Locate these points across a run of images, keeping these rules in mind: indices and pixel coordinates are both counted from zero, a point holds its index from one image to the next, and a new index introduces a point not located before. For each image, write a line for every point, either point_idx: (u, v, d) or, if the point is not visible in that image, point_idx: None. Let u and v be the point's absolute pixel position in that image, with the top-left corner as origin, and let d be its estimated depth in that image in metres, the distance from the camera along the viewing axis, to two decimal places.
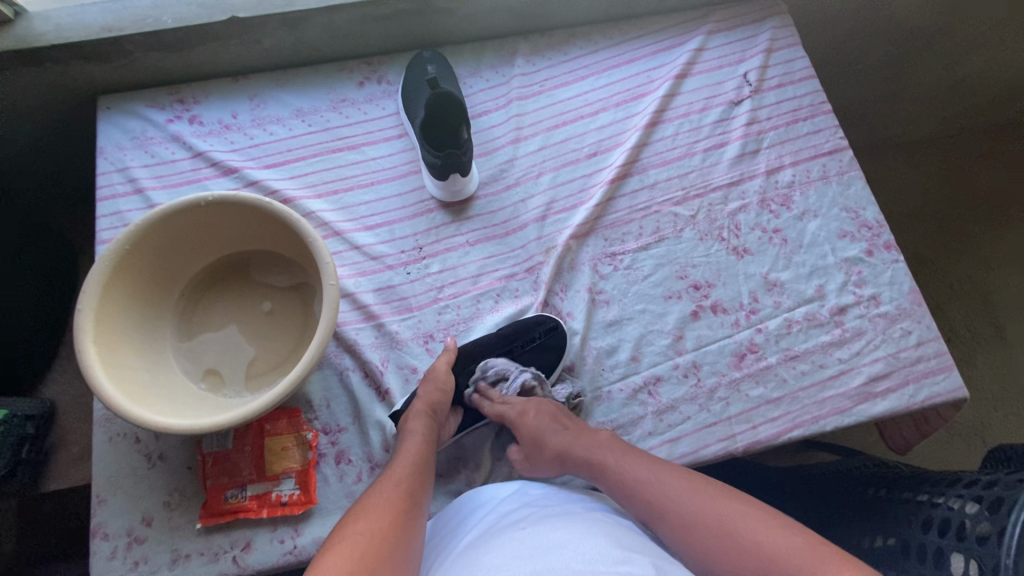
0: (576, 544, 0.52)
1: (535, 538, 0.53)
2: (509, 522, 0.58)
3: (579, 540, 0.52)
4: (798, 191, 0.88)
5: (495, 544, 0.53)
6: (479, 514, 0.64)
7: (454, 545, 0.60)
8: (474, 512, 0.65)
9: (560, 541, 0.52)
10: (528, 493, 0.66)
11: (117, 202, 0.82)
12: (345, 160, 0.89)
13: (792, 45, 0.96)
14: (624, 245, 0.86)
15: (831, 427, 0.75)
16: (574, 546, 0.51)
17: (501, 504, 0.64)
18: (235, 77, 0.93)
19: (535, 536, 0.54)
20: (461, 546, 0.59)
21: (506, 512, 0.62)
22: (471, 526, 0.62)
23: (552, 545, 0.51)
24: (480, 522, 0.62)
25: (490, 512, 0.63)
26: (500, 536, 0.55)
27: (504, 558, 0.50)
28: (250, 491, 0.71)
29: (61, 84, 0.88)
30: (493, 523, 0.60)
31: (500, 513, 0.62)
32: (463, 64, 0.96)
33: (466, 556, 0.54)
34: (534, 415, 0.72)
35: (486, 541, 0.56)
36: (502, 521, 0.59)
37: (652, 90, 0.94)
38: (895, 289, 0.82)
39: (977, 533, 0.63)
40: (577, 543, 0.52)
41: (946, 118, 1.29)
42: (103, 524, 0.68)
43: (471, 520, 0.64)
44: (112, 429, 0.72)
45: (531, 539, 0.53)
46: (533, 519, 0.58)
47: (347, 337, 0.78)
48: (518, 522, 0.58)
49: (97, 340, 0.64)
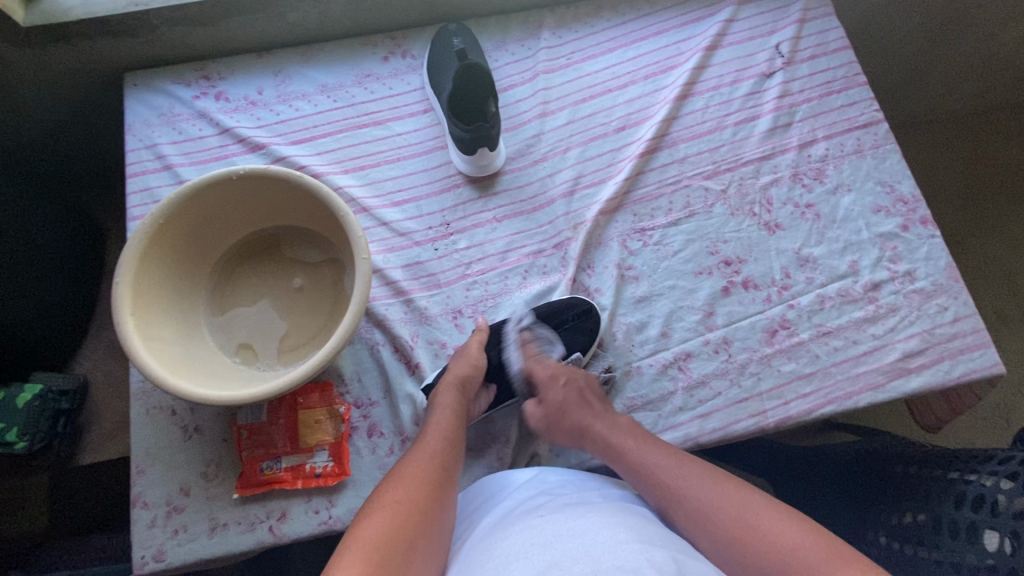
0: (595, 532, 0.50)
1: (553, 526, 0.52)
2: (525, 511, 0.58)
3: (598, 528, 0.51)
4: (832, 165, 0.86)
5: (512, 533, 0.53)
6: (498, 502, 0.63)
7: (471, 534, 0.59)
8: (493, 500, 0.64)
9: (578, 530, 0.51)
10: (545, 480, 0.65)
11: (146, 178, 0.83)
12: (372, 136, 0.88)
13: (825, 15, 0.93)
14: (653, 221, 0.85)
15: (865, 403, 0.74)
16: (593, 535, 0.50)
17: (518, 492, 0.63)
18: (260, 53, 0.92)
19: (552, 525, 0.53)
20: (479, 533, 0.58)
21: (523, 499, 0.61)
22: (488, 514, 0.61)
23: (571, 533, 0.51)
24: (498, 511, 0.61)
25: (508, 500, 0.62)
26: (517, 524, 0.54)
27: (521, 547, 0.50)
28: (285, 462, 0.72)
29: (87, 61, 0.88)
30: (512, 510, 0.59)
31: (517, 502, 0.61)
32: (488, 38, 0.95)
33: (482, 546, 0.54)
34: (561, 391, 0.73)
35: (504, 528, 0.55)
36: (520, 509, 0.59)
37: (681, 63, 0.93)
38: (931, 264, 0.80)
39: (1013, 508, 0.62)
40: (596, 532, 0.50)
41: (981, 93, 1.24)
42: (143, 494, 0.70)
43: (489, 508, 0.63)
44: (149, 402, 0.73)
45: (549, 527, 0.52)
46: (551, 508, 0.57)
47: (377, 312, 0.79)
48: (535, 511, 0.57)
49: (134, 312, 0.64)
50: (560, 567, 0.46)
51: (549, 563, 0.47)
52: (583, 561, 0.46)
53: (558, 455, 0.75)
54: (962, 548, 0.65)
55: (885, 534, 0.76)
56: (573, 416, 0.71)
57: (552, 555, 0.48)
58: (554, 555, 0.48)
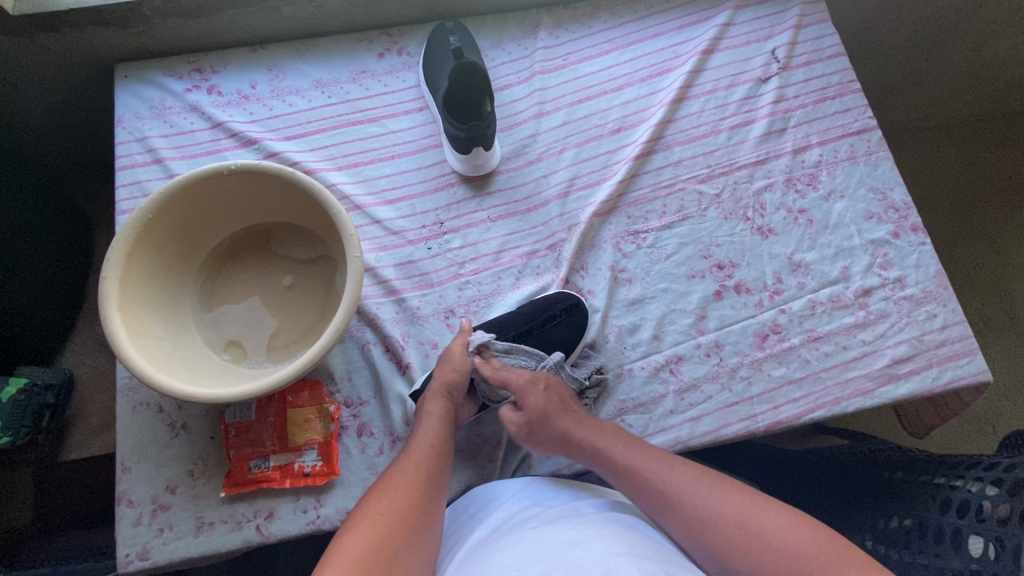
0: (586, 544, 0.50)
1: (546, 538, 0.52)
2: (519, 522, 0.57)
3: (589, 540, 0.51)
4: (825, 171, 0.86)
5: (505, 545, 0.53)
6: (490, 513, 0.63)
7: (464, 545, 0.59)
8: (484, 510, 0.64)
9: (569, 542, 0.51)
10: (537, 491, 0.65)
11: (136, 171, 0.81)
12: (366, 133, 0.88)
13: (822, 21, 0.94)
14: (648, 224, 0.85)
15: (853, 409, 0.75)
16: (584, 547, 0.50)
17: (510, 502, 0.63)
18: (254, 46, 0.91)
19: (544, 536, 0.53)
20: (471, 544, 0.58)
21: (516, 510, 0.61)
22: (480, 526, 0.61)
23: (563, 546, 0.50)
24: (490, 521, 0.61)
25: (500, 510, 0.62)
26: (509, 536, 0.54)
27: (513, 560, 0.50)
28: (273, 462, 0.71)
29: (78, 51, 0.87)
30: (504, 522, 0.59)
31: (510, 512, 0.61)
32: (485, 36, 0.94)
33: (475, 558, 0.54)
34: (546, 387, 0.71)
35: (496, 540, 0.55)
36: (512, 520, 0.59)
37: (678, 66, 0.93)
38: (921, 271, 0.80)
39: (996, 515, 0.63)
40: (588, 544, 0.50)
41: (972, 102, 1.25)
42: (128, 491, 0.69)
43: (481, 519, 0.62)
44: (135, 398, 0.72)
45: (541, 539, 0.52)
46: (543, 519, 0.57)
47: (368, 311, 0.78)
48: (527, 522, 0.57)
49: (121, 308, 0.63)
50: None
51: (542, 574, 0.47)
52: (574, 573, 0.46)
53: (549, 457, 0.75)
54: (948, 553, 0.66)
55: (872, 538, 0.77)
56: (566, 410, 0.69)
57: (544, 567, 0.48)
58: (545, 567, 0.48)
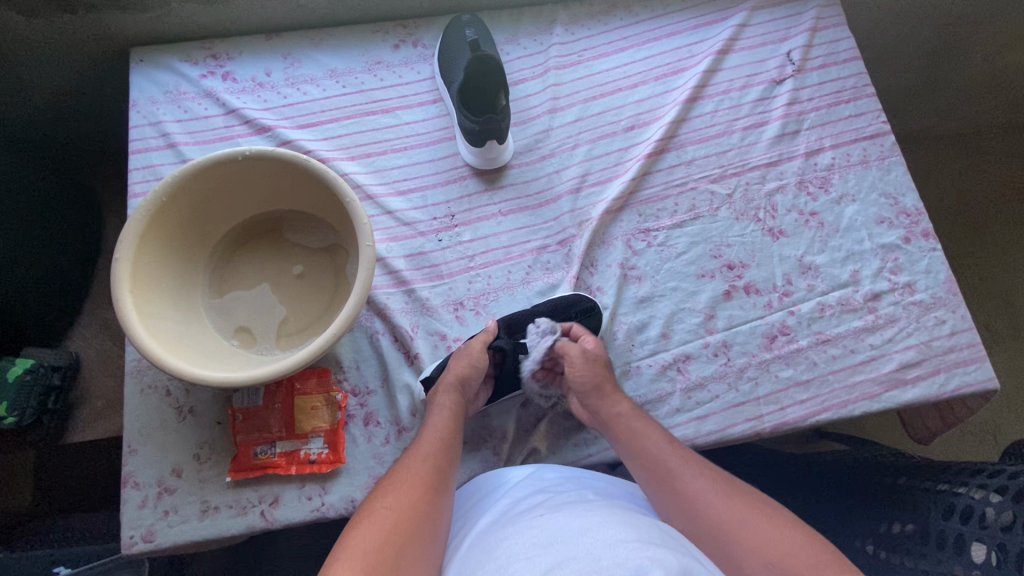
0: (595, 531, 0.50)
1: (554, 526, 0.52)
2: (525, 510, 0.57)
3: (597, 527, 0.51)
4: (837, 174, 0.86)
5: (512, 534, 0.53)
6: (495, 500, 0.63)
7: (470, 533, 0.59)
8: (489, 497, 0.64)
9: (577, 529, 0.51)
10: (543, 478, 0.65)
11: (149, 155, 0.82)
12: (379, 124, 0.88)
13: (838, 24, 0.93)
14: (659, 222, 0.85)
15: (860, 412, 0.75)
16: (593, 533, 0.50)
17: (516, 490, 0.63)
18: (269, 34, 0.91)
19: (552, 523, 0.52)
20: (478, 531, 0.58)
21: (523, 496, 0.61)
22: (486, 513, 0.61)
23: (570, 533, 0.50)
24: (496, 508, 0.61)
25: (507, 497, 0.62)
26: (517, 524, 0.54)
27: (521, 548, 0.50)
28: (279, 448, 0.71)
29: (94, 35, 0.87)
30: (511, 509, 0.59)
31: (515, 499, 0.61)
32: (500, 30, 0.94)
33: (482, 547, 0.53)
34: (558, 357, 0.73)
35: (504, 527, 0.55)
36: (519, 507, 0.59)
37: (693, 65, 0.93)
38: (931, 277, 0.80)
39: (1000, 522, 0.63)
40: (595, 530, 0.50)
41: (986, 111, 1.25)
42: (133, 474, 0.69)
43: (486, 507, 0.63)
44: (143, 381, 0.72)
45: (550, 527, 0.52)
46: (549, 506, 0.57)
47: (378, 301, 0.78)
48: (533, 509, 0.56)
49: (133, 290, 0.63)
50: (560, 568, 0.45)
51: (551, 564, 0.46)
52: (583, 562, 0.46)
53: (554, 453, 0.75)
54: (950, 559, 0.66)
55: (873, 543, 0.76)
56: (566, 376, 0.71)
57: (551, 555, 0.47)
58: (554, 556, 0.47)
